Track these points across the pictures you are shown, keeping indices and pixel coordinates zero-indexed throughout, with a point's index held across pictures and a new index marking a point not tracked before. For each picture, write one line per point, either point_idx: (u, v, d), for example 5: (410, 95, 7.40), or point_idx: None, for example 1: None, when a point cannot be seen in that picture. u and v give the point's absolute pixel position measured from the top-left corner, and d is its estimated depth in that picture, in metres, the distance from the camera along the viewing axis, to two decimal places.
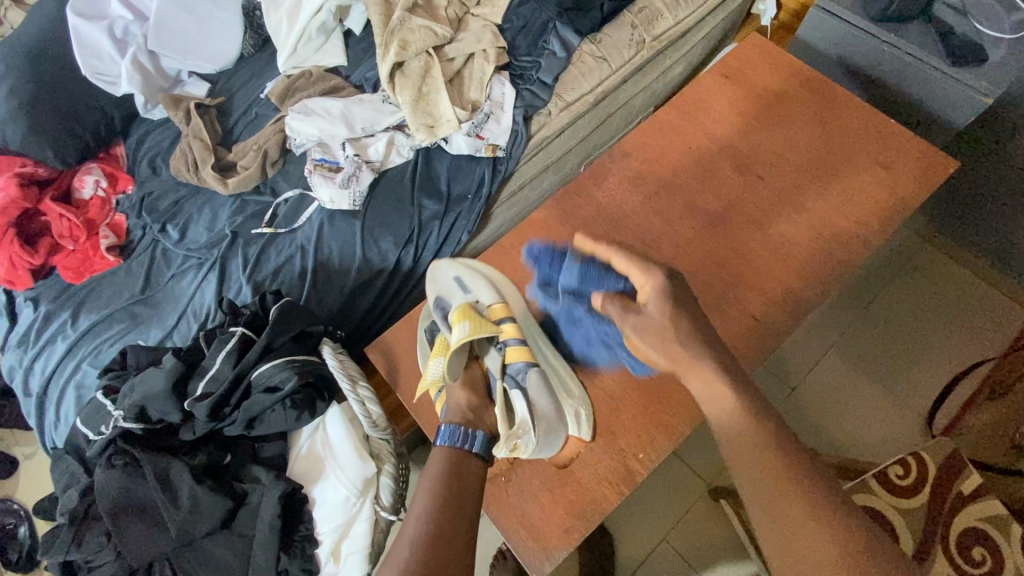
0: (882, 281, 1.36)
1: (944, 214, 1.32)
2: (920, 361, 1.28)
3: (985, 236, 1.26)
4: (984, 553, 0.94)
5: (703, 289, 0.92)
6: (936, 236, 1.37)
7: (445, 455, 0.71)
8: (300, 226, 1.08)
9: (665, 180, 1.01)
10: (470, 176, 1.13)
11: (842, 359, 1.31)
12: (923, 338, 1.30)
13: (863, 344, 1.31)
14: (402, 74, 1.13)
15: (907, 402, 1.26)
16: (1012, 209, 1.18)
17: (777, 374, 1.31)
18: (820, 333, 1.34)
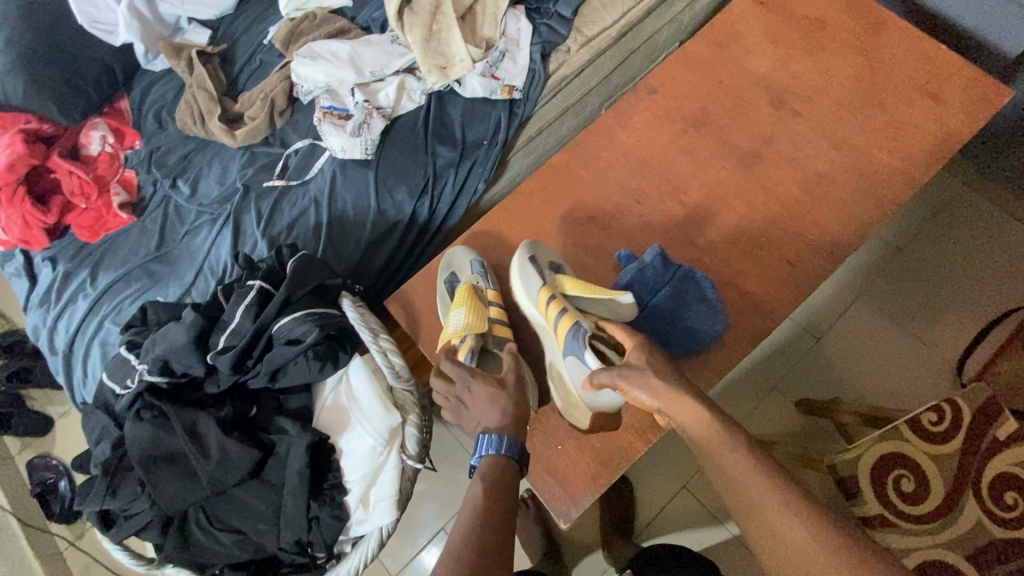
0: (923, 227, 1.29)
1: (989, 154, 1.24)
2: (959, 311, 1.23)
3: None
4: (1017, 498, 0.88)
5: (734, 233, 0.88)
6: (977, 180, 1.30)
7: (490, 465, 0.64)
8: (311, 177, 1.05)
9: (695, 117, 0.95)
10: (486, 121, 1.08)
11: (876, 310, 1.26)
12: (964, 288, 1.25)
13: (900, 294, 1.26)
14: (411, 11, 1.06)
15: (943, 353, 1.22)
16: None
17: (802, 325, 1.28)
18: (854, 284, 1.29)
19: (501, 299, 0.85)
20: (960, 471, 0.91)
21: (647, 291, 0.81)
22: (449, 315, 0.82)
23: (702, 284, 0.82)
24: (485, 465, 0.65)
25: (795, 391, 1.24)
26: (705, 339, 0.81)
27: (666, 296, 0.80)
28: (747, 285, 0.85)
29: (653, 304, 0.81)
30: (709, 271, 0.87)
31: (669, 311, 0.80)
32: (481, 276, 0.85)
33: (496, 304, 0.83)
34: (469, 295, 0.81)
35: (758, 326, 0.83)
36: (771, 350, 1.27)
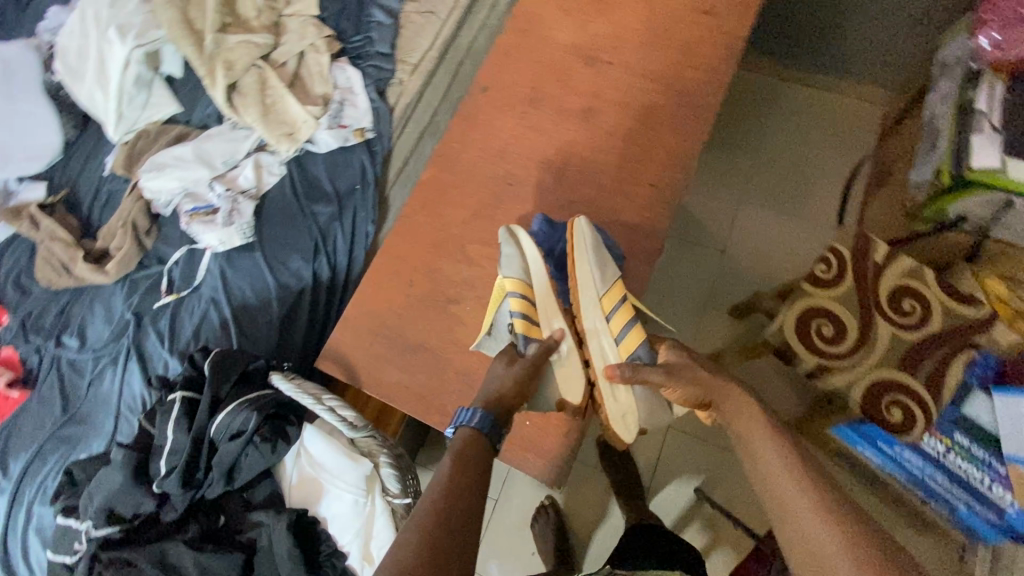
0: (743, 120, 1.67)
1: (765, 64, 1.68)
2: (788, 176, 1.61)
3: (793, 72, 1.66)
4: (915, 305, 1.02)
5: (600, 179, 0.97)
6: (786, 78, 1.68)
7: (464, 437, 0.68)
8: (200, 282, 1.04)
9: (529, 97, 1.04)
10: (350, 167, 1.11)
11: (730, 193, 1.62)
12: (789, 157, 1.62)
13: (743, 176, 1.63)
14: (240, 93, 1.09)
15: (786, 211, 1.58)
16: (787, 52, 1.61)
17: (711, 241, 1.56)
18: (729, 195, 1.62)
19: (524, 284, 0.79)
20: (862, 298, 1.03)
21: (545, 255, 0.88)
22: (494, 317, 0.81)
23: (588, 234, 0.90)
24: (458, 439, 0.68)
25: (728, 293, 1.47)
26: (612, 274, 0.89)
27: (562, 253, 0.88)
28: (628, 218, 0.94)
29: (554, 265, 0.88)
30: (592, 218, 0.95)
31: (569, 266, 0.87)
32: (501, 261, 0.80)
33: (518, 294, 0.78)
34: (503, 286, 0.81)
35: (650, 248, 0.92)
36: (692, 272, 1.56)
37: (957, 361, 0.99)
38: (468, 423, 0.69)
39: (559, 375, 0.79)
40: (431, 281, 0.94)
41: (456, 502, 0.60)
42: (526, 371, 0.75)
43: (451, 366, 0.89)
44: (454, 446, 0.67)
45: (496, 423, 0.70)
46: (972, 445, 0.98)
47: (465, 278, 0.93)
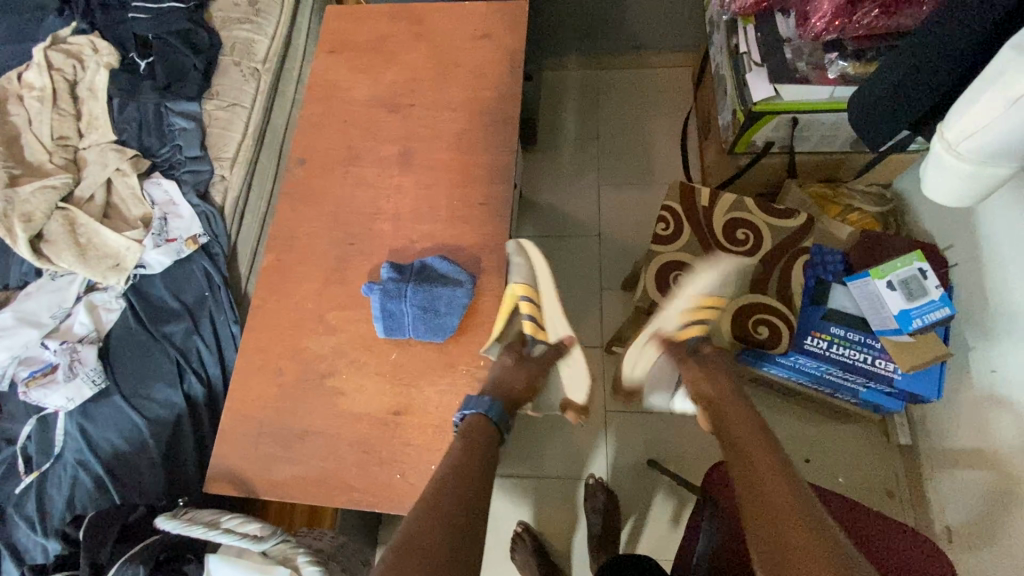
0: (575, 109, 1.89)
1: (582, 62, 1.92)
2: (626, 146, 1.84)
3: (603, 62, 1.91)
4: (747, 233, 1.12)
5: (435, 213, 1.00)
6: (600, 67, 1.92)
7: (478, 419, 0.80)
8: (60, 448, 0.96)
9: (347, 158, 1.07)
10: (193, 278, 1.08)
11: (584, 172, 1.81)
12: (622, 129, 1.86)
13: (591, 154, 1.83)
14: (49, 241, 1.04)
15: (634, 176, 1.80)
16: (592, 48, 1.87)
17: (585, 229, 1.74)
18: (589, 182, 1.80)
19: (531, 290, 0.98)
20: (702, 241, 1.12)
21: (397, 300, 0.89)
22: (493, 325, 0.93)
23: (434, 269, 0.93)
24: (468, 419, 0.81)
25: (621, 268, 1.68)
26: (467, 296, 0.91)
27: (412, 294, 0.88)
28: (470, 240, 0.98)
29: (409, 306, 0.89)
30: (440, 251, 0.97)
31: (421, 304, 0.88)
32: (511, 269, 0.98)
33: (527, 298, 0.96)
34: (512, 291, 0.96)
35: (499, 260, 0.96)
36: (580, 258, 1.71)
37: (795, 270, 1.09)
38: (477, 408, 0.81)
39: (565, 373, 0.98)
40: (300, 363, 0.92)
41: (471, 460, 0.75)
42: (532, 372, 0.92)
43: (343, 440, 0.87)
44: (463, 425, 0.80)
45: (501, 414, 0.82)
46: (848, 334, 1.28)
47: (331, 349, 0.93)
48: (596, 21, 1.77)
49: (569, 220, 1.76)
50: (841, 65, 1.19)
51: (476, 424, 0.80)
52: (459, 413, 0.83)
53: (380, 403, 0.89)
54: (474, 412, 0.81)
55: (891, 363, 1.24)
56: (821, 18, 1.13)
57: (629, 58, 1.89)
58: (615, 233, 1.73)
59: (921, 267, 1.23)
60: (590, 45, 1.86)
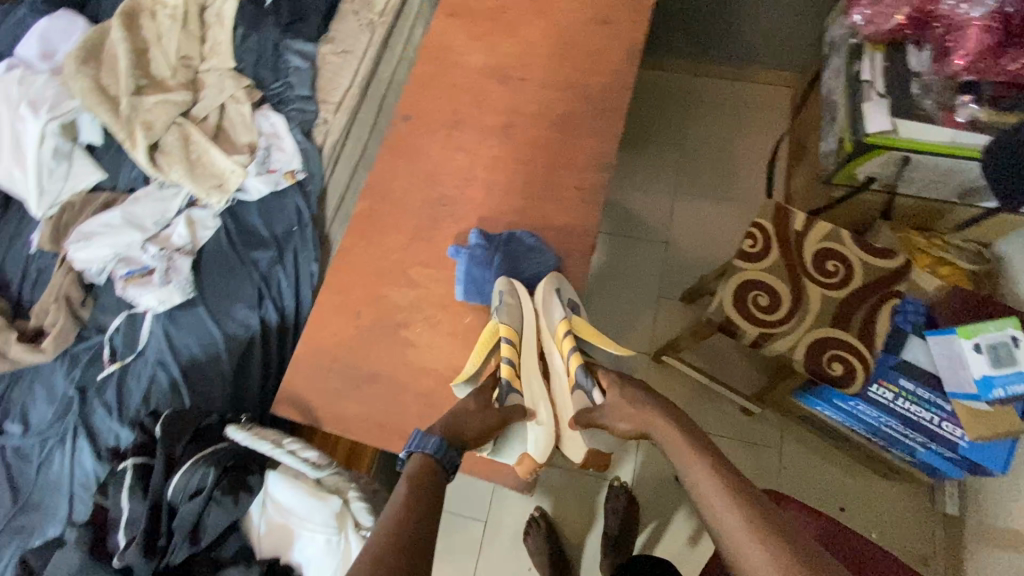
0: (665, 112, 1.86)
1: (682, 65, 1.88)
2: (710, 158, 1.80)
3: (702, 69, 1.87)
4: (837, 264, 1.09)
5: (528, 189, 1.00)
6: (698, 73, 1.88)
7: (422, 461, 0.69)
8: (144, 346, 1.02)
9: (450, 120, 1.08)
10: (285, 210, 1.13)
11: (663, 176, 1.78)
12: (710, 140, 1.82)
13: (673, 159, 1.80)
14: (163, 152, 1.09)
15: (713, 189, 1.76)
16: (695, 53, 1.83)
17: (653, 235, 1.72)
18: (668, 188, 1.77)
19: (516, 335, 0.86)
20: (788, 265, 1.09)
21: (482, 266, 0.91)
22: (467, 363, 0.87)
23: (519, 239, 0.95)
24: (413, 461, 0.69)
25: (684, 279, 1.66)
26: (550, 267, 0.93)
27: (498, 263, 0.91)
28: (560, 221, 0.98)
29: (491, 275, 0.91)
30: (528, 226, 0.98)
31: (504, 273, 0.91)
32: (497, 309, 0.88)
33: (509, 339, 0.85)
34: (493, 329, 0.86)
35: (584, 246, 0.96)
36: (643, 262, 1.69)
37: (883, 312, 1.05)
38: (424, 448, 0.70)
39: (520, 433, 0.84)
40: (377, 308, 0.95)
41: (417, 500, 0.64)
42: (490, 420, 0.78)
43: (408, 391, 0.90)
44: (407, 470, 0.68)
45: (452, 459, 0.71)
46: (916, 389, 1.23)
47: (409, 302, 0.95)
48: (706, 25, 1.72)
49: (640, 222, 1.74)
50: (973, 109, 1.15)
51: (425, 467, 0.69)
52: (405, 451, 0.71)
53: (448, 361, 0.91)
54: (417, 457, 0.70)
55: (959, 428, 1.19)
56: (963, 57, 1.08)
57: (731, 69, 1.84)
58: (683, 243, 1.70)
59: (1014, 334, 1.12)
60: (694, 49, 1.82)
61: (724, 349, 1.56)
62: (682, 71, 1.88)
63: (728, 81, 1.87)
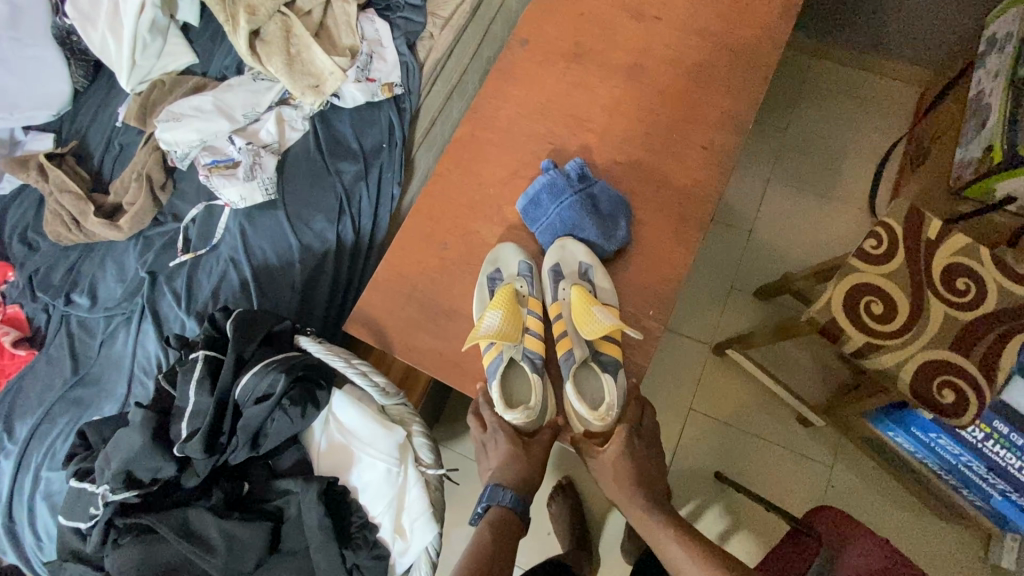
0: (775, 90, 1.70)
1: (803, 41, 1.70)
2: (817, 147, 1.64)
3: (826, 48, 1.69)
4: (968, 283, 0.97)
5: (648, 141, 0.91)
6: (820, 53, 1.70)
7: (495, 516, 0.73)
8: (218, 241, 0.99)
9: (572, 52, 0.98)
10: (377, 125, 1.06)
11: (760, 160, 1.64)
12: (819, 128, 1.65)
13: (773, 143, 1.65)
14: (263, 41, 1.03)
15: (813, 183, 1.61)
16: (822, 28, 1.66)
17: (738, 222, 1.60)
18: (762, 174, 1.63)
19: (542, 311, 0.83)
20: (912, 274, 0.98)
21: (553, 198, 0.84)
22: (481, 315, 0.79)
23: (607, 197, 0.85)
24: (493, 516, 0.73)
25: (765, 275, 1.54)
26: (617, 245, 0.84)
27: (570, 204, 0.83)
28: (678, 181, 0.89)
29: (555, 211, 0.84)
30: (642, 182, 0.89)
31: (569, 221, 0.83)
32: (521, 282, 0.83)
33: (531, 313, 0.82)
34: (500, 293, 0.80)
35: (701, 213, 0.87)
36: (721, 247, 1.58)
37: (1011, 345, 0.94)
38: (499, 501, 0.73)
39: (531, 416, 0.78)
40: (466, 242, 0.89)
41: (498, 553, 0.69)
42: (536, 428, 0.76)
43: None
44: (488, 523, 0.72)
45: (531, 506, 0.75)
46: (1013, 434, 1.06)
47: (501, 241, 0.88)
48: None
49: (725, 205, 1.62)
50: None
51: (506, 528, 0.72)
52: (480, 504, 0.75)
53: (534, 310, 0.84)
54: (491, 511, 0.73)
55: None
56: None
57: (859, 54, 1.66)
58: (769, 235, 1.58)
59: None
60: (822, 24, 1.64)
61: (794, 354, 1.47)
62: (803, 48, 1.71)
63: (852, 66, 1.69)
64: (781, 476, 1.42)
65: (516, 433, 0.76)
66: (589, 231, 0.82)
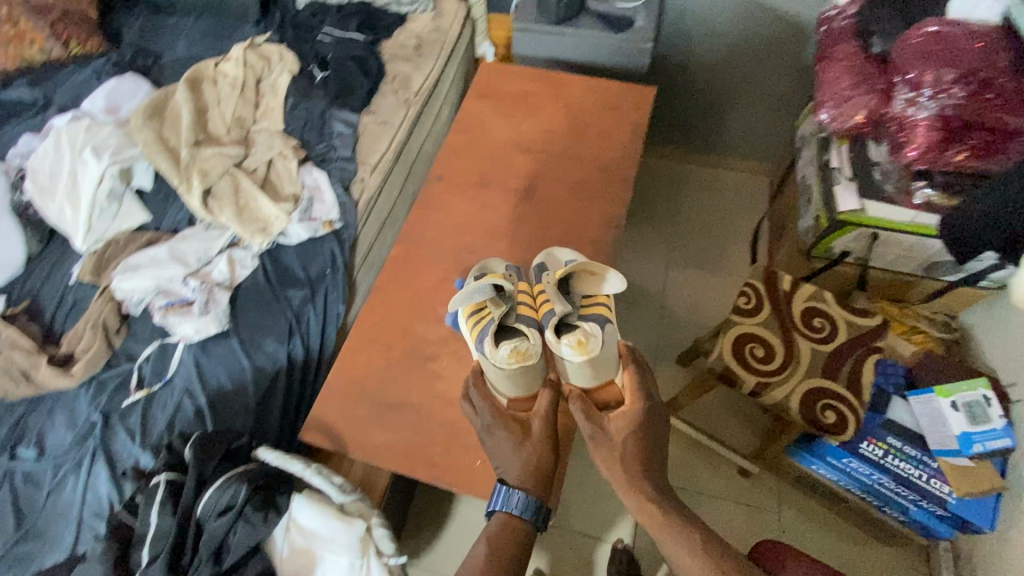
0: (656, 191, 2.04)
1: (668, 152, 2.10)
2: (700, 231, 1.96)
3: (687, 155, 2.09)
4: (824, 322, 1.20)
5: (550, 242, 1.12)
6: (683, 159, 2.10)
7: (503, 516, 0.78)
8: (173, 374, 1.05)
9: (480, 182, 1.21)
10: (321, 254, 1.21)
11: (655, 248, 1.93)
12: (696, 217, 1.98)
13: (664, 233, 1.96)
14: (214, 197, 1.20)
15: (703, 261, 1.90)
16: (680, 141, 2.06)
17: (649, 301, 1.83)
18: (660, 259, 1.91)
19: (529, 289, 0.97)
20: (780, 321, 1.20)
21: None
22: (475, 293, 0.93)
23: None
24: (498, 520, 0.77)
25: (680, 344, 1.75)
26: None
27: None
28: None
29: None
30: None
31: None
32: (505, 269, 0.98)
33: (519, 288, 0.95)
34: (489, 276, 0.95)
35: None
36: (640, 325, 1.78)
37: (867, 367, 1.15)
38: (509, 506, 0.78)
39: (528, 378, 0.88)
40: (408, 343, 1.01)
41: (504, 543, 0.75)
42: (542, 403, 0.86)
43: (435, 420, 0.94)
44: (489, 530, 0.77)
45: (539, 509, 0.78)
46: (904, 446, 1.27)
47: (438, 338, 1.01)
48: (690, 118, 1.96)
49: (635, 289, 1.86)
50: (929, 193, 1.28)
51: (512, 531, 0.76)
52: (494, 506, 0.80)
53: None
54: (502, 511, 0.78)
55: (947, 485, 1.22)
56: (914, 150, 1.23)
57: (713, 157, 2.06)
58: (677, 309, 1.81)
59: (986, 394, 1.23)
60: (679, 138, 2.05)
61: (719, 410, 1.62)
62: (670, 157, 2.10)
63: (710, 166, 2.08)
64: (735, 528, 1.49)
65: (511, 421, 0.85)
66: None
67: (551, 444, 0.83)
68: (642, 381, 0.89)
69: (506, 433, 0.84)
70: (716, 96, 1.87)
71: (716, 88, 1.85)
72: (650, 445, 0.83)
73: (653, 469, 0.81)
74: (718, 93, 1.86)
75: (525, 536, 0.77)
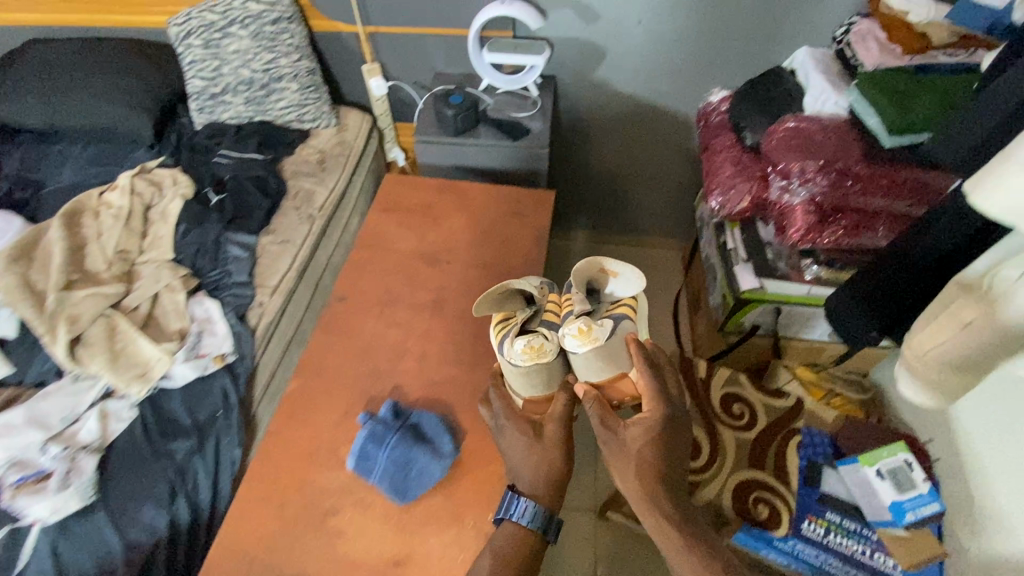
0: None
1: (585, 235, 2.17)
2: None
3: (603, 237, 2.16)
4: (742, 408, 1.22)
5: (459, 359, 1.07)
6: (600, 240, 2.17)
7: (512, 527, 0.81)
8: (24, 569, 0.90)
9: (384, 299, 1.17)
10: (210, 395, 1.10)
11: None
12: None
13: None
14: (85, 345, 1.08)
15: None
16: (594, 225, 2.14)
17: None
18: None
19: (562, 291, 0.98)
20: (701, 412, 1.21)
21: (378, 445, 0.91)
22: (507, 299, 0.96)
23: (428, 425, 0.95)
24: (504, 528, 0.82)
25: None
26: (447, 461, 0.92)
27: (394, 445, 0.91)
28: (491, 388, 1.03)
29: (384, 456, 0.90)
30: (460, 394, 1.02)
31: (399, 460, 0.90)
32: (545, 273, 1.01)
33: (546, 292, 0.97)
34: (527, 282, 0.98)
35: None
36: None
37: (791, 451, 1.18)
38: (515, 515, 0.82)
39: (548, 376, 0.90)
40: (305, 495, 0.91)
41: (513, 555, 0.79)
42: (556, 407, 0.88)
43: None
44: (499, 539, 0.81)
45: (548, 520, 0.82)
46: (843, 520, 1.12)
47: (339, 485, 0.92)
48: (600, 203, 2.05)
49: None
50: (816, 270, 1.36)
51: (521, 542, 0.80)
52: (504, 513, 0.83)
53: (381, 547, 0.86)
54: (509, 522, 0.82)
55: (891, 558, 1.07)
56: (796, 231, 1.31)
57: (627, 237, 2.15)
58: None
59: (907, 458, 1.14)
60: (593, 222, 2.13)
61: None
62: (587, 239, 2.17)
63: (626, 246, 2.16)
64: None
65: (527, 423, 0.88)
66: (422, 462, 0.90)
67: (562, 449, 0.86)
68: (657, 381, 0.86)
69: (518, 432, 0.87)
70: (621, 184, 1.97)
71: (620, 178, 1.95)
72: (666, 450, 0.83)
73: (664, 477, 0.82)
74: (622, 181, 1.96)
75: (534, 544, 0.81)
